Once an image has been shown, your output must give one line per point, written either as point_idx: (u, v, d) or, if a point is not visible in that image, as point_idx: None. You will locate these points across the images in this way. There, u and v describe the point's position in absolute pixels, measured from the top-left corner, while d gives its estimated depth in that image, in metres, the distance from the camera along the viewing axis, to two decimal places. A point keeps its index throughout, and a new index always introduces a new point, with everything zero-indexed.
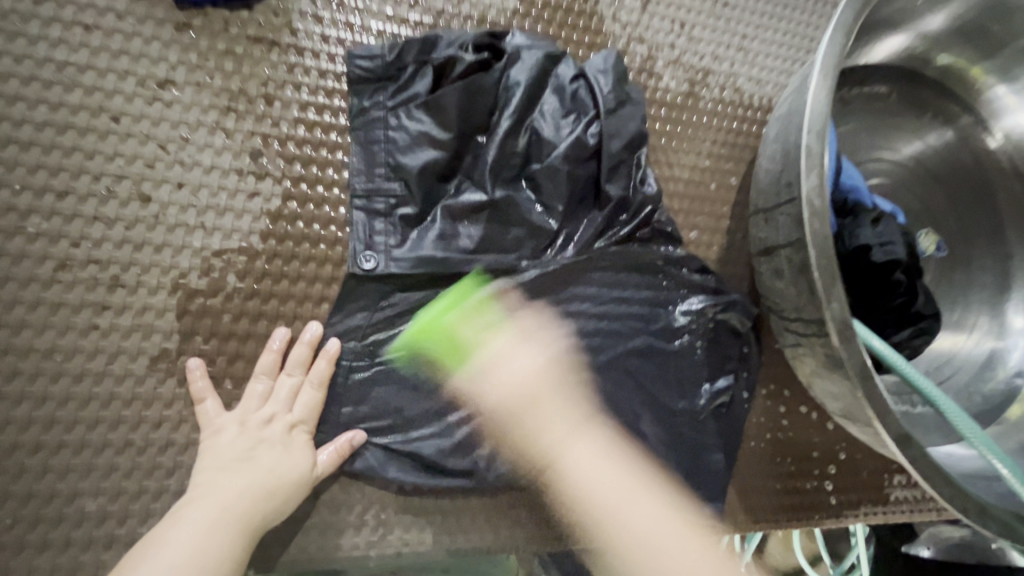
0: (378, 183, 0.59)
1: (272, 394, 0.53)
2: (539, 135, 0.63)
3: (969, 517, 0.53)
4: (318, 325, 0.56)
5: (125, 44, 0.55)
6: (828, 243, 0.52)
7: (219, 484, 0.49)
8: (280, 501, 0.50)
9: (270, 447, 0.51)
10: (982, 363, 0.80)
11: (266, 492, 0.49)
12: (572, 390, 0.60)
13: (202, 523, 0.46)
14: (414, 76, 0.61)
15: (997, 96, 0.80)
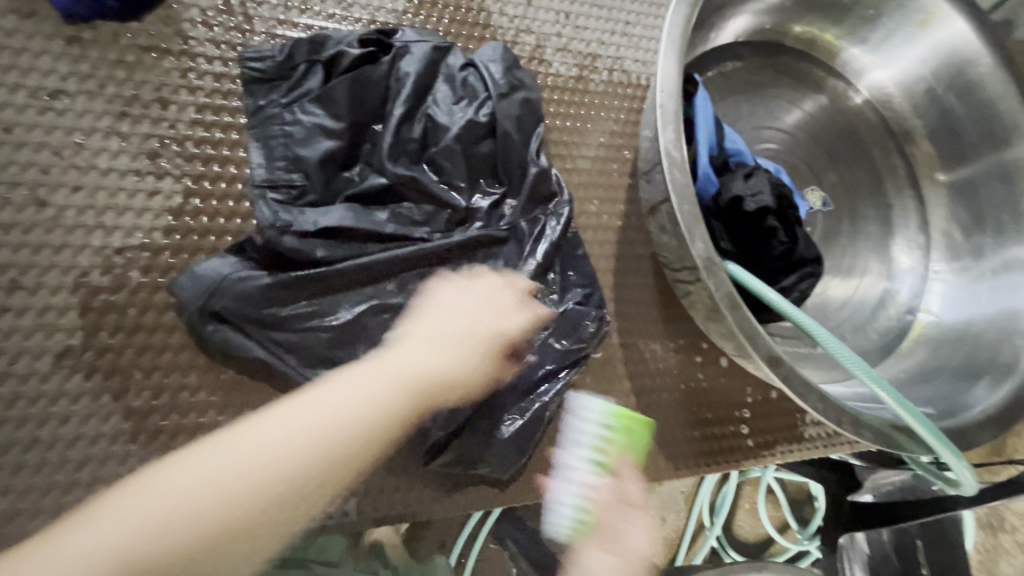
0: (279, 175, 0.62)
1: (487, 299, 0.59)
2: (434, 122, 0.67)
3: (843, 428, 0.58)
4: (225, 273, 0.56)
5: (14, 59, 0.57)
6: (689, 189, 0.57)
7: (424, 351, 0.53)
8: (420, 393, 0.51)
9: (467, 333, 0.56)
10: (876, 303, 0.87)
11: (407, 379, 0.50)
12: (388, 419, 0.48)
13: (369, 390, 0.48)
14: (307, 74, 0.64)
15: (856, 58, 0.90)
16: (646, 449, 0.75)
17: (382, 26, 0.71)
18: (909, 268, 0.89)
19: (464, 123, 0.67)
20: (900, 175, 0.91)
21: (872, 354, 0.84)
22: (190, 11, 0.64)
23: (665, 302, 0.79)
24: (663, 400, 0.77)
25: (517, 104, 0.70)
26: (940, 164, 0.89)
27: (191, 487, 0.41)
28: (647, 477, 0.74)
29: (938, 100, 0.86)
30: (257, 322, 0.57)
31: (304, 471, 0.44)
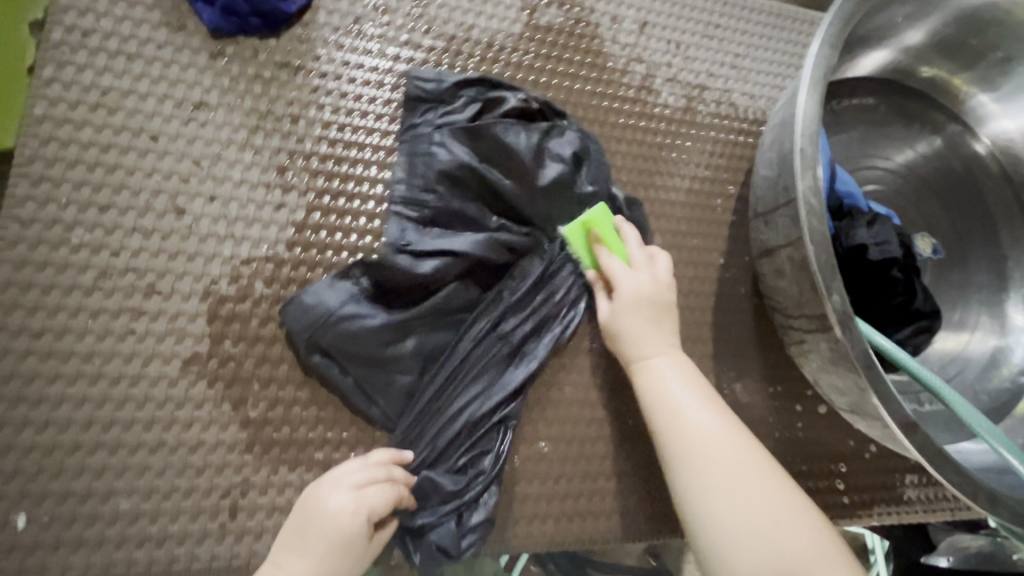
0: (415, 192, 0.63)
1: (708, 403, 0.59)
2: (555, 177, 0.64)
3: (978, 504, 0.55)
4: (322, 292, 0.57)
5: (164, 71, 0.59)
6: (826, 237, 0.55)
7: (696, 431, 0.56)
8: (670, 370, 0.61)
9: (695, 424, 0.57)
10: (986, 362, 0.82)
11: (679, 428, 0.57)
12: (677, 361, 0.61)
13: (712, 433, 0.56)
14: (463, 105, 0.66)
15: (981, 104, 0.85)
16: None
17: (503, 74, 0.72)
18: None
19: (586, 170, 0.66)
20: (1020, 227, 0.86)
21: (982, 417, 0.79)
22: (323, 29, 0.65)
23: (764, 343, 0.76)
24: None
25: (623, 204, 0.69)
26: None
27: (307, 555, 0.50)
28: None
29: None
30: (351, 348, 0.57)
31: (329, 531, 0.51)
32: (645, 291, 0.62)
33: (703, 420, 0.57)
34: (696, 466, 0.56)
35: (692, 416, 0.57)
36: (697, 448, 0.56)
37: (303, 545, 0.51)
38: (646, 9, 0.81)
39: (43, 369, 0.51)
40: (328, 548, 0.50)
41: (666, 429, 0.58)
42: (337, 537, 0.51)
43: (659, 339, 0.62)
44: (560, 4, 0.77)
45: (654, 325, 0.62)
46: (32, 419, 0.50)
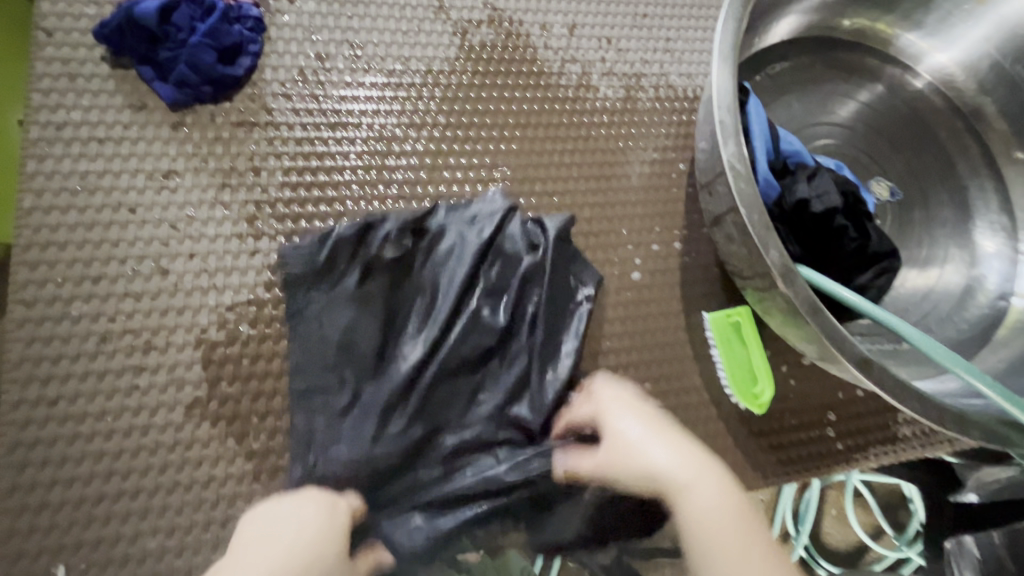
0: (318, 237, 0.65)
1: (671, 471, 0.55)
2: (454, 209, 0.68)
3: (947, 426, 0.57)
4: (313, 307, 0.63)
5: (133, 147, 0.65)
6: (757, 200, 0.58)
7: (691, 499, 0.54)
8: (643, 476, 0.56)
9: (692, 485, 0.54)
10: (961, 292, 0.84)
11: (691, 510, 0.53)
12: (659, 438, 0.58)
13: (708, 502, 0.53)
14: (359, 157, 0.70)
15: (911, 43, 0.89)
16: (734, 463, 0.74)
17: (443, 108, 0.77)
18: (996, 250, 0.85)
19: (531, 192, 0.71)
20: (974, 156, 0.88)
21: (966, 345, 0.81)
22: (271, 85, 0.71)
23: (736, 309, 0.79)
24: (742, 410, 0.76)
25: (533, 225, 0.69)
26: (1018, 141, 0.85)
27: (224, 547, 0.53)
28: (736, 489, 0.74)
29: (1008, 75, 0.83)
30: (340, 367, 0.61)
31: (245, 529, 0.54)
32: (607, 420, 0.60)
33: (697, 495, 0.54)
34: (657, 427, 0.59)
35: (703, 504, 0.53)
36: (670, 457, 0.56)
37: (274, 541, 0.50)
38: (573, 12, 0.85)
39: (61, 433, 0.57)
40: (301, 528, 0.51)
41: (659, 456, 0.56)
42: (296, 525, 0.52)
43: (666, 456, 0.56)
44: (489, 22, 0.81)
45: (631, 468, 0.57)
46: (58, 478, 0.56)
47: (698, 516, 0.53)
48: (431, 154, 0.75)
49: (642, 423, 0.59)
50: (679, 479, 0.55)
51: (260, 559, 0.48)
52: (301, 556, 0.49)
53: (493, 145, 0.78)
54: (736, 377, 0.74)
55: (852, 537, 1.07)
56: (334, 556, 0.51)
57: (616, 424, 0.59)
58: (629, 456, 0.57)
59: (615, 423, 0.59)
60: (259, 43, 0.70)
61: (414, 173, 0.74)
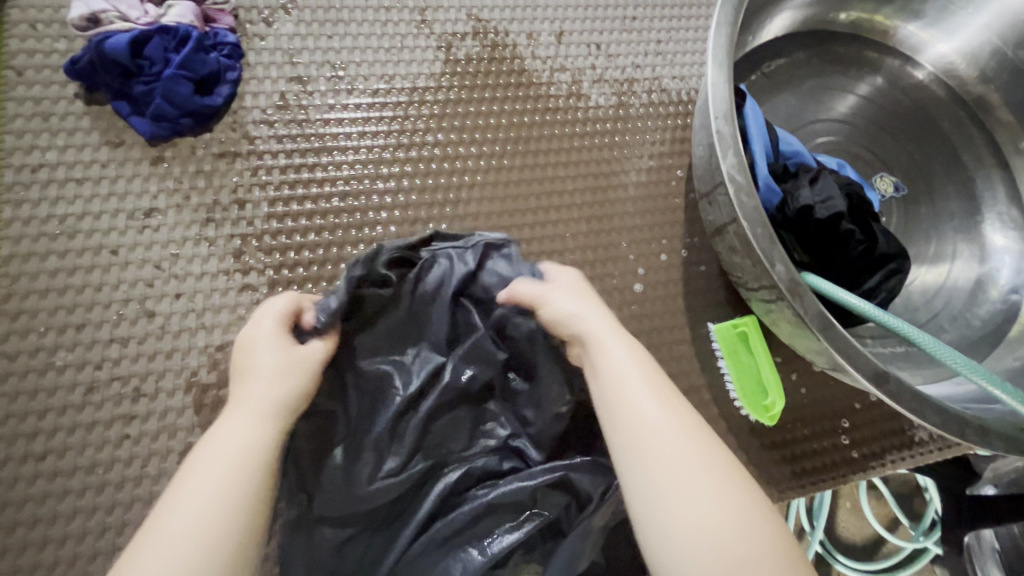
0: None
1: (659, 408, 0.47)
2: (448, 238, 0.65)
3: (966, 439, 0.55)
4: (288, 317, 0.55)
5: (112, 186, 0.63)
6: (759, 212, 0.56)
7: (675, 454, 0.44)
8: (624, 420, 0.47)
9: (671, 429, 0.46)
10: (972, 288, 0.81)
11: (649, 452, 0.45)
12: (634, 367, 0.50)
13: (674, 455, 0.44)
14: None
15: (911, 34, 0.87)
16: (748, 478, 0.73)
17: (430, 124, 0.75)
18: (1007, 244, 0.82)
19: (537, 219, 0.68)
20: (979, 147, 0.85)
21: (979, 343, 0.78)
22: (252, 112, 0.69)
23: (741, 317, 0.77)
24: (752, 422, 0.74)
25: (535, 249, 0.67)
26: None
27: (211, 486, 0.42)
28: None
29: (1011, 62, 0.81)
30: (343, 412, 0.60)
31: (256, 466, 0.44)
32: (583, 323, 0.53)
33: (674, 447, 0.45)
34: (640, 359, 0.50)
35: (682, 478, 0.43)
36: (636, 374, 0.49)
37: (251, 373, 0.50)
38: (559, 19, 0.82)
39: (51, 489, 0.55)
40: (273, 358, 0.50)
41: (640, 389, 0.48)
42: (263, 351, 0.51)
43: (644, 389, 0.48)
44: (474, 34, 0.79)
45: (622, 389, 0.48)
46: (50, 536, 0.54)
47: (667, 464, 0.44)
48: (420, 174, 0.73)
49: (624, 342, 0.51)
50: (659, 419, 0.46)
51: (255, 413, 0.47)
52: (259, 446, 0.45)
53: (484, 161, 0.76)
54: (746, 390, 0.72)
55: (869, 529, 1.05)
56: (301, 386, 0.51)
57: (608, 346, 0.51)
58: (609, 374, 0.49)
59: (558, 306, 0.55)
60: (237, 70, 0.68)
61: (403, 196, 0.72)
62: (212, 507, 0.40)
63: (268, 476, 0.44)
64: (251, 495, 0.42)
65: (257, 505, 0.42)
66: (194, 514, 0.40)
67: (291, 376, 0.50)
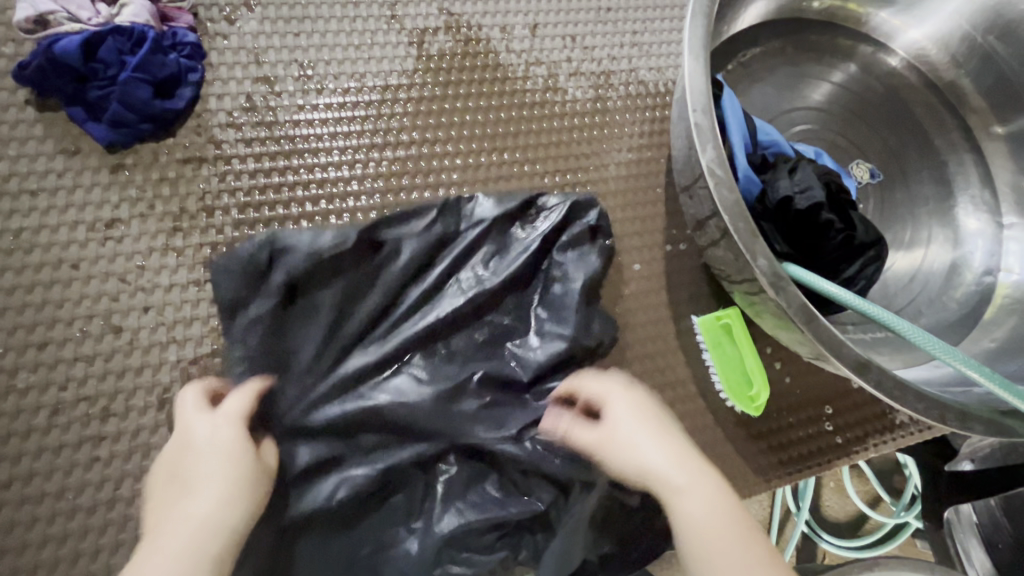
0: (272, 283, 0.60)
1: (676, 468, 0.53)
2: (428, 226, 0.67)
3: (948, 424, 0.56)
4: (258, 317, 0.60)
5: (70, 197, 0.60)
6: (739, 207, 0.55)
7: (695, 516, 0.50)
8: (672, 486, 0.52)
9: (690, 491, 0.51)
10: (948, 271, 0.83)
11: (680, 511, 0.51)
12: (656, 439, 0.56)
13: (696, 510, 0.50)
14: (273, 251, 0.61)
15: (883, 21, 0.87)
16: (735, 470, 0.73)
17: (403, 123, 0.73)
18: (980, 227, 0.84)
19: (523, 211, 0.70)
20: (952, 132, 0.86)
21: (956, 326, 0.80)
22: (217, 115, 0.66)
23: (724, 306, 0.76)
24: (738, 413, 0.74)
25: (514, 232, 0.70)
26: (994, 115, 0.84)
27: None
28: (739, 495, 0.72)
29: (979, 48, 0.82)
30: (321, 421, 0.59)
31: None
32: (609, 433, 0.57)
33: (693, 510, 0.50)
34: (646, 429, 0.56)
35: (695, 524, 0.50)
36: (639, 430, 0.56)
37: (187, 492, 0.49)
38: (533, 11, 0.81)
39: (18, 517, 0.52)
40: (211, 468, 0.50)
41: (657, 451, 0.54)
42: (197, 457, 0.51)
43: (659, 452, 0.54)
44: (446, 29, 0.77)
45: (649, 459, 0.54)
46: (20, 566, 0.51)
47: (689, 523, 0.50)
48: (395, 175, 0.71)
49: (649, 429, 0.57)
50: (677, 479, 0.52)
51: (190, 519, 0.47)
52: (216, 550, 0.46)
53: (461, 159, 0.74)
54: (728, 379, 0.72)
55: (852, 507, 1.07)
56: (255, 488, 0.50)
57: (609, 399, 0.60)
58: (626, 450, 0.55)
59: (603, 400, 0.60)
60: (199, 71, 0.65)
61: (379, 198, 0.70)
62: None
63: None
64: None
65: None
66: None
67: (242, 489, 0.49)
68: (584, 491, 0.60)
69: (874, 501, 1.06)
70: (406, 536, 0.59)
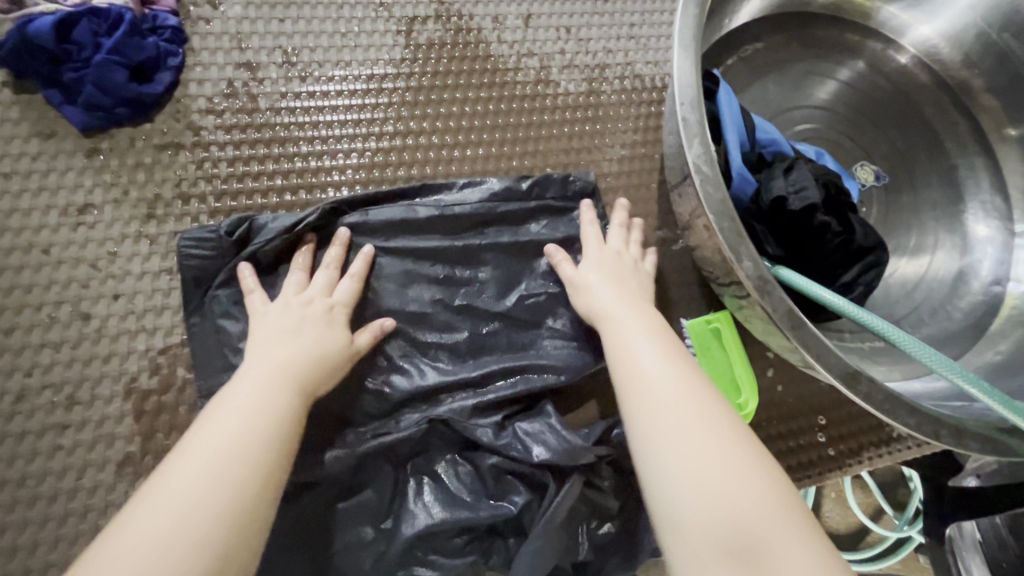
0: (238, 257, 0.60)
1: (664, 347, 0.54)
2: (407, 215, 0.65)
3: (941, 440, 0.53)
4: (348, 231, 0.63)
5: (43, 180, 0.59)
6: (725, 205, 0.53)
7: (673, 394, 0.49)
8: (649, 363, 0.52)
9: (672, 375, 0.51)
10: (953, 279, 0.79)
11: (642, 377, 0.52)
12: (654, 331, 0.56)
13: (673, 393, 0.49)
14: (249, 227, 0.60)
15: (892, 16, 0.84)
16: None
17: (389, 113, 0.71)
18: (989, 234, 0.80)
19: (506, 193, 0.69)
20: (962, 133, 0.83)
21: (960, 336, 0.76)
22: (197, 101, 0.65)
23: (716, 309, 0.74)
24: None
25: (497, 226, 0.68)
26: (1008, 116, 0.81)
27: (194, 458, 0.43)
28: None
29: (994, 46, 0.78)
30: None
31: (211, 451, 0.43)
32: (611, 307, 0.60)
33: (670, 389, 0.50)
34: (639, 313, 0.58)
35: (667, 397, 0.49)
36: (632, 318, 0.58)
37: (291, 339, 0.54)
38: (527, 1, 0.78)
39: None
40: (304, 335, 0.54)
41: (642, 340, 0.55)
42: (301, 321, 0.55)
43: (647, 338, 0.55)
44: (436, 17, 0.75)
45: (627, 338, 0.56)
46: None
47: (669, 400, 0.49)
48: (378, 166, 0.69)
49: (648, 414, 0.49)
50: (659, 363, 0.52)
51: (267, 380, 0.49)
52: (277, 414, 0.48)
53: (447, 151, 0.72)
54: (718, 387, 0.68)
55: (855, 518, 1.04)
56: (331, 373, 0.54)
57: (629, 349, 0.55)
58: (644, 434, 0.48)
59: (591, 298, 0.61)
60: (179, 56, 0.64)
61: (361, 189, 0.68)
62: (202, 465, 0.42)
63: (286, 435, 0.47)
64: (215, 489, 0.41)
65: (241, 498, 0.42)
66: (197, 469, 0.42)
67: (332, 354, 0.55)
68: (559, 491, 0.59)
69: (876, 514, 1.02)
70: (374, 537, 0.57)
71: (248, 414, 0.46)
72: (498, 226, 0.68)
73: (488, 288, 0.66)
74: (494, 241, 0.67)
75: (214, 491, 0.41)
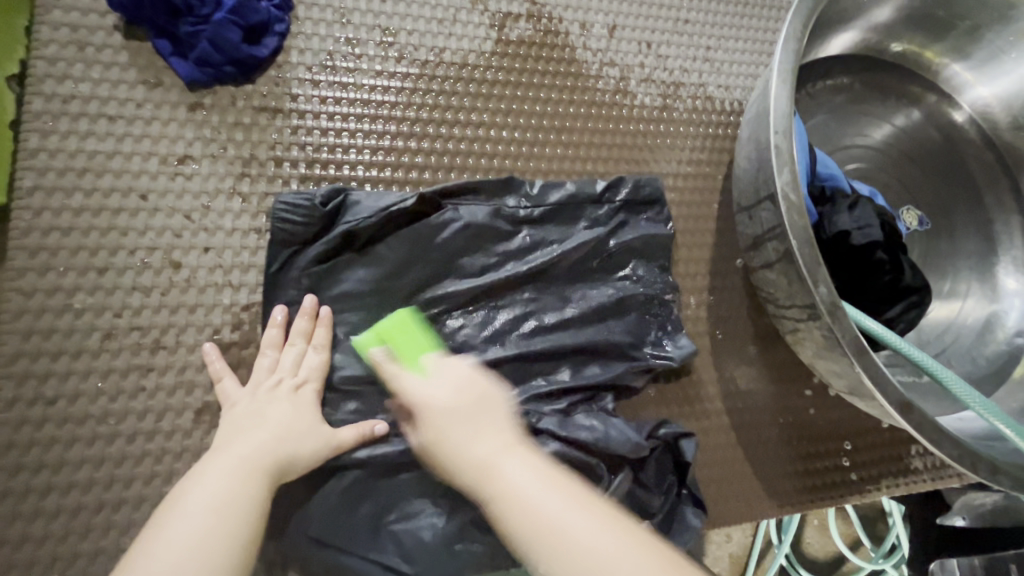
0: (333, 231, 0.61)
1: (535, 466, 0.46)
2: (493, 212, 0.67)
3: (978, 473, 0.57)
4: (329, 310, 0.61)
5: (146, 128, 0.61)
6: (808, 232, 0.56)
7: (586, 545, 0.41)
8: (521, 499, 0.43)
9: (501, 472, 0.46)
10: (981, 326, 0.83)
11: (535, 535, 0.42)
12: (490, 416, 0.50)
13: (580, 530, 0.42)
14: (343, 205, 0.62)
15: (955, 74, 0.86)
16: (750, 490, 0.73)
17: (474, 103, 0.73)
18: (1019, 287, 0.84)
19: (581, 195, 0.70)
20: (1004, 192, 0.87)
21: (982, 382, 0.80)
22: (298, 69, 0.66)
23: (766, 331, 0.77)
24: (762, 434, 0.75)
25: (576, 225, 0.70)
26: None
27: (170, 526, 0.45)
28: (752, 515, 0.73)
29: None
30: (366, 379, 0.61)
31: (214, 515, 0.46)
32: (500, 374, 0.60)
33: (580, 532, 0.41)
34: (500, 432, 0.49)
35: (558, 521, 0.42)
36: (502, 443, 0.48)
37: (254, 428, 0.54)
38: (614, 12, 0.81)
39: (60, 435, 0.54)
40: (263, 424, 0.54)
41: (481, 424, 0.49)
42: (266, 409, 0.55)
43: (495, 442, 0.48)
44: (528, 17, 0.77)
45: (484, 422, 0.49)
46: (56, 482, 0.53)
47: (544, 522, 0.42)
48: (460, 153, 0.71)
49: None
50: (509, 456, 0.47)
51: (234, 452, 0.51)
52: (252, 499, 0.49)
53: (526, 147, 0.75)
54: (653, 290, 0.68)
55: None
56: (315, 445, 0.55)
57: (532, 499, 0.43)
58: (500, 480, 0.45)
59: (466, 435, 0.48)
60: (286, 23, 0.66)
61: (443, 174, 0.70)
62: (192, 528, 0.45)
63: (258, 521, 0.48)
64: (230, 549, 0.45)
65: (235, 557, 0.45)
66: (198, 527, 0.45)
67: (307, 444, 0.54)
68: (609, 485, 0.62)
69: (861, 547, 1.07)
70: (431, 511, 0.59)
71: (228, 489, 0.48)
72: (576, 225, 0.70)
73: (563, 288, 0.68)
74: (573, 247, 0.68)
75: (222, 548, 0.45)
